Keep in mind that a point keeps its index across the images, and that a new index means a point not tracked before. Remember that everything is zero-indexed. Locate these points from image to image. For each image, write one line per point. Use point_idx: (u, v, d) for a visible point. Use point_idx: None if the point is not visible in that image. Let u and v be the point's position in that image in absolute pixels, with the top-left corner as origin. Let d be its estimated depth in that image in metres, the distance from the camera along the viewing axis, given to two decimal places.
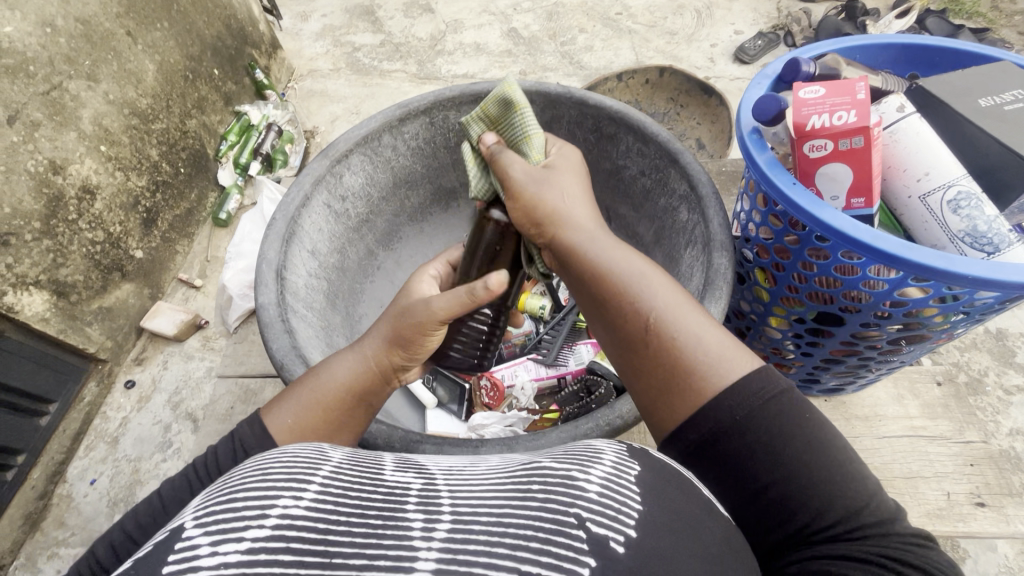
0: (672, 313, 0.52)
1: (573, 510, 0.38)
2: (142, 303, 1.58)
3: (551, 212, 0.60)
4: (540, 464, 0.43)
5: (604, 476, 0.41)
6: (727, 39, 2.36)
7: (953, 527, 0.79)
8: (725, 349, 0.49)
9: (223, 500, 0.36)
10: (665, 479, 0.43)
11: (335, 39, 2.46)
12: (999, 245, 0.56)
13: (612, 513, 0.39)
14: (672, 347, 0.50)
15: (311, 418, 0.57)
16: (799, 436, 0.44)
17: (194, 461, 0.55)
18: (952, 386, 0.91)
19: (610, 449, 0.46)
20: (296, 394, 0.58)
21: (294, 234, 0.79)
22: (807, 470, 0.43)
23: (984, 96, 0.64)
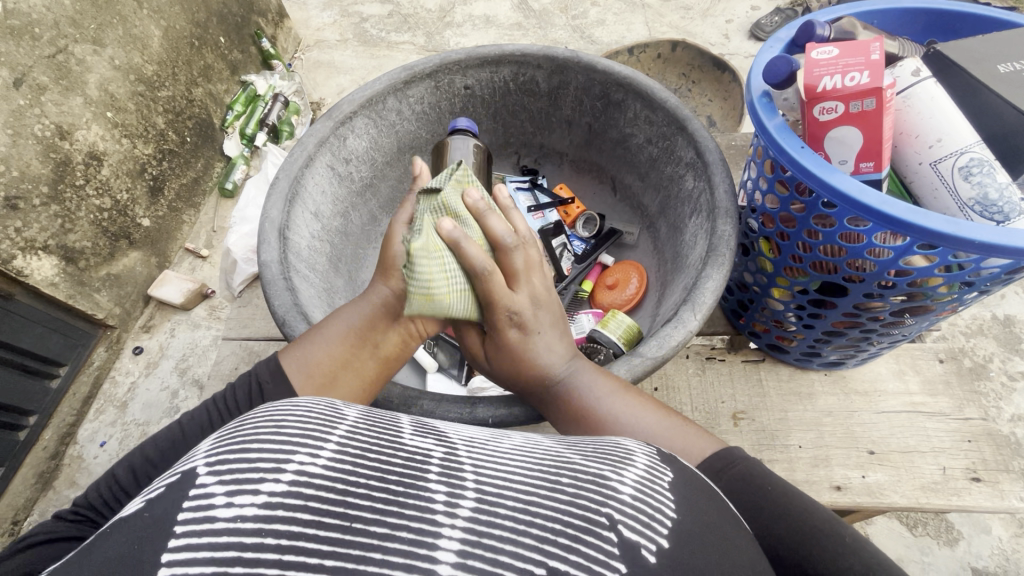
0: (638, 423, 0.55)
1: (605, 511, 0.39)
2: (150, 271, 1.59)
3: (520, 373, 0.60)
4: (569, 460, 0.44)
5: (637, 479, 0.42)
6: (743, 14, 2.31)
7: (947, 501, 0.79)
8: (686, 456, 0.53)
9: (236, 448, 0.37)
10: (695, 494, 0.44)
11: (343, 9, 2.42)
12: (1009, 214, 0.55)
13: (645, 519, 0.39)
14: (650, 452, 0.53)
15: (320, 354, 0.59)
16: (765, 504, 0.48)
17: (213, 397, 0.61)
18: (954, 364, 0.90)
19: (642, 451, 0.46)
20: (308, 335, 0.61)
21: (297, 195, 0.79)
22: (784, 537, 0.46)
23: (1003, 62, 0.62)
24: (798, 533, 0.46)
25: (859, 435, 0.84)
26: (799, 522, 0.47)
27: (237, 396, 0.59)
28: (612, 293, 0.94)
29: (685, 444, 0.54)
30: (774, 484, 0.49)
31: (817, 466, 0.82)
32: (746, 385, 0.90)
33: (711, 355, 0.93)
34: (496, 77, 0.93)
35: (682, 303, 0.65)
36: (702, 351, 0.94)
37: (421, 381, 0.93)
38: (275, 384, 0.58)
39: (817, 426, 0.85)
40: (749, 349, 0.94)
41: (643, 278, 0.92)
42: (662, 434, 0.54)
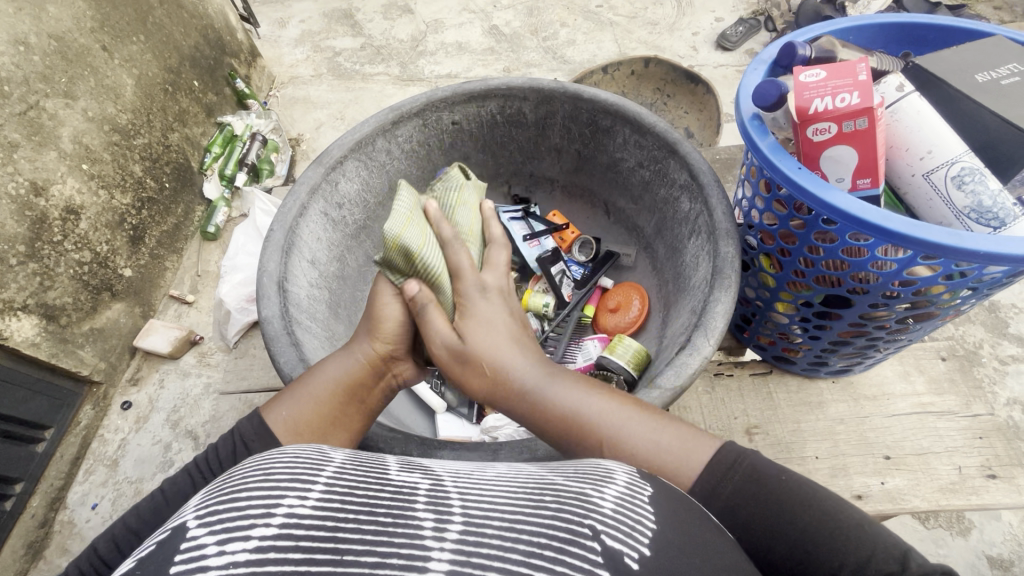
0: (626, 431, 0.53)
1: (587, 522, 0.39)
2: (134, 321, 1.56)
3: (478, 375, 0.57)
4: (552, 482, 0.44)
5: (617, 495, 0.42)
6: (708, 26, 2.39)
7: (967, 500, 0.79)
8: (674, 444, 0.52)
9: (227, 499, 0.37)
10: (676, 504, 0.44)
11: (315, 44, 2.44)
12: (1005, 219, 0.56)
13: (627, 528, 0.39)
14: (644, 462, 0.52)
15: (308, 412, 0.59)
16: (782, 498, 0.48)
17: (195, 457, 0.59)
18: (956, 361, 0.91)
19: (622, 471, 0.46)
20: (291, 391, 0.60)
21: (293, 244, 0.78)
22: (807, 530, 0.46)
23: (980, 72, 0.64)
24: (822, 524, 0.46)
25: (873, 441, 0.84)
26: (819, 513, 0.47)
27: (220, 455, 0.57)
28: (614, 316, 0.95)
29: (672, 432, 0.52)
30: (786, 475, 0.49)
31: (836, 476, 0.82)
32: (757, 399, 0.90)
33: (720, 371, 0.93)
34: (483, 111, 0.94)
35: (695, 328, 0.65)
36: (709, 368, 0.94)
37: (431, 425, 0.90)
38: (261, 443, 0.57)
39: (831, 435, 0.85)
40: (754, 362, 0.94)
41: (644, 299, 0.92)
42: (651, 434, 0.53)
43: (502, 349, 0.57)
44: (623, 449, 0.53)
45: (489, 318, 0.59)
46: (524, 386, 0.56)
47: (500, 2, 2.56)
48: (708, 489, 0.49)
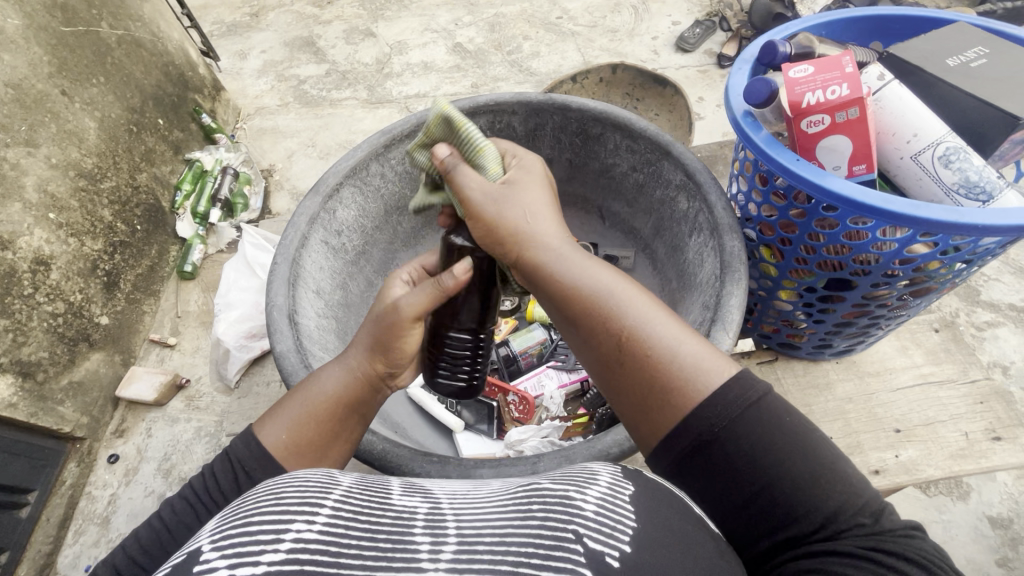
0: (646, 327, 0.51)
1: (571, 527, 0.39)
2: (115, 370, 1.50)
3: (514, 231, 0.58)
4: (539, 486, 0.44)
5: (600, 495, 0.42)
6: (667, 30, 2.46)
7: (977, 464, 0.82)
8: (700, 355, 0.48)
9: (239, 524, 0.37)
10: (659, 499, 0.44)
11: (279, 73, 2.42)
12: (991, 192, 0.60)
13: (608, 529, 0.40)
14: (651, 360, 0.49)
15: (306, 430, 0.58)
16: (780, 441, 0.44)
17: (194, 479, 0.58)
18: (949, 331, 0.95)
19: (605, 471, 0.46)
20: (287, 410, 0.59)
21: (298, 276, 0.77)
22: (793, 476, 0.44)
23: (950, 56, 0.67)
24: (811, 473, 0.44)
25: (882, 416, 0.87)
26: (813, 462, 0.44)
27: (223, 484, 0.56)
28: None
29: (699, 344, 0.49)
30: (791, 417, 0.46)
31: (853, 455, 0.84)
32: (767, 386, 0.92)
33: None
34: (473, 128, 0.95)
35: (711, 323, 0.66)
36: None
37: (450, 445, 0.88)
38: (263, 471, 0.56)
39: (842, 415, 0.88)
40: (760, 350, 0.96)
41: None
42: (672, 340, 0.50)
43: (535, 220, 0.59)
44: (636, 342, 0.50)
45: (527, 199, 0.61)
46: (559, 253, 0.56)
47: (461, 20, 2.59)
48: (718, 412, 0.45)
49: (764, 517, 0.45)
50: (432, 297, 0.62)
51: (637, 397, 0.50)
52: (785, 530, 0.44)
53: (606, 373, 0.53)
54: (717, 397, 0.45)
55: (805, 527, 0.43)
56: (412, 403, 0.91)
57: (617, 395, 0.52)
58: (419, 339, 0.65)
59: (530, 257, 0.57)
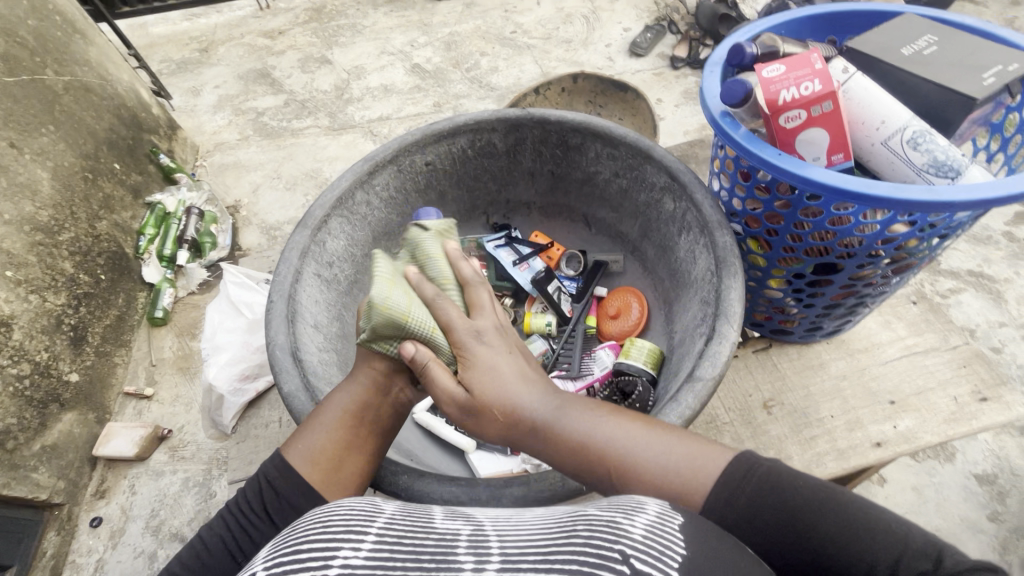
0: (639, 451, 0.56)
1: (617, 548, 0.43)
2: (89, 428, 1.43)
3: (502, 410, 0.57)
4: (583, 514, 0.49)
5: (647, 523, 0.46)
6: (618, 36, 2.53)
7: (970, 426, 0.85)
8: (689, 454, 0.54)
9: (294, 552, 0.44)
10: (708, 532, 0.47)
11: (236, 107, 2.39)
12: (958, 169, 0.64)
13: (656, 552, 0.43)
14: (662, 479, 0.54)
15: (320, 442, 0.62)
16: (802, 505, 0.50)
17: (235, 496, 0.63)
18: (926, 303, 0.99)
19: (654, 502, 0.50)
20: (304, 426, 0.63)
21: (296, 312, 0.76)
22: (829, 537, 0.49)
23: (904, 46, 0.72)
24: (844, 529, 0.49)
25: (876, 389, 0.90)
26: (842, 518, 0.49)
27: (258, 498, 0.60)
28: (617, 321, 0.97)
29: (685, 445, 0.55)
30: (804, 482, 0.52)
31: (854, 430, 0.87)
32: (765, 373, 0.95)
33: None
34: (454, 148, 0.96)
35: (715, 317, 0.68)
36: None
37: (463, 467, 0.87)
38: (288, 483, 0.60)
39: (839, 392, 0.91)
40: (754, 339, 0.99)
41: (643, 302, 0.95)
42: (667, 451, 0.55)
43: (509, 388, 0.57)
44: (639, 470, 0.55)
45: (493, 360, 0.58)
46: (544, 415, 0.57)
47: (417, 41, 2.61)
48: (728, 496, 0.52)
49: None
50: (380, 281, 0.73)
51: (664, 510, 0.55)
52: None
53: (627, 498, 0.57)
54: (719, 483, 0.52)
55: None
56: (420, 428, 0.91)
57: None
58: None
59: (524, 427, 0.57)
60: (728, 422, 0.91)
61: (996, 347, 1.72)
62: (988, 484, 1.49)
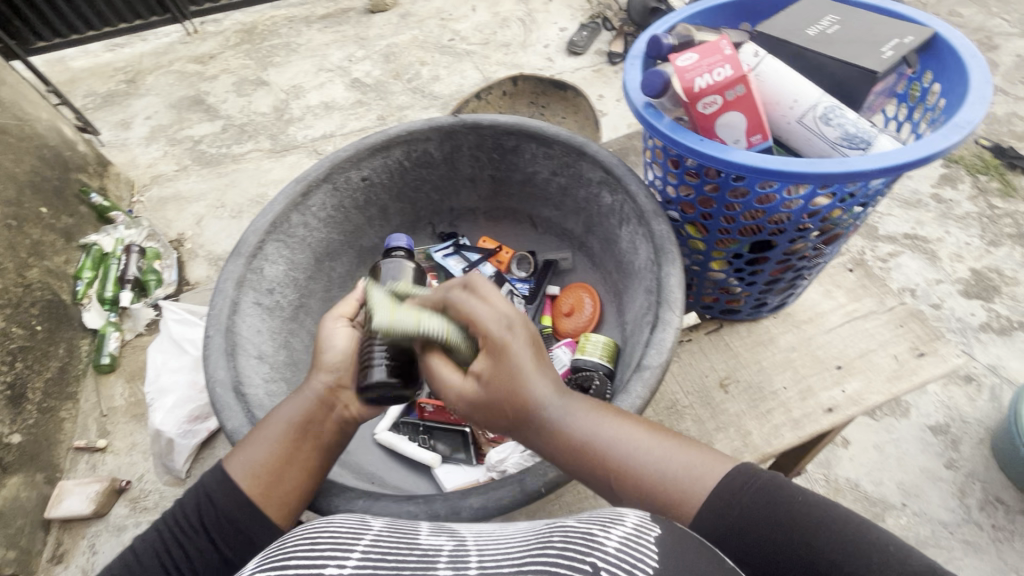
0: (646, 454, 0.58)
1: (588, 560, 0.44)
2: (39, 490, 1.34)
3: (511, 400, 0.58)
4: (564, 527, 0.51)
5: (623, 534, 0.47)
6: (555, 37, 2.57)
7: (911, 382, 0.89)
8: (696, 464, 0.57)
9: (280, 566, 0.47)
10: (686, 547, 0.47)
11: (170, 137, 2.30)
12: (868, 140, 0.67)
13: (628, 566, 0.44)
14: (663, 484, 0.56)
15: (262, 456, 0.62)
16: (799, 518, 0.51)
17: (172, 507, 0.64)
18: (861, 269, 1.04)
19: (633, 514, 0.51)
20: (247, 438, 0.63)
21: (236, 345, 0.73)
22: (824, 552, 0.49)
23: (809, 27, 0.75)
24: (843, 546, 0.49)
25: (823, 356, 0.94)
26: (843, 536, 0.50)
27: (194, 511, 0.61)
28: (571, 318, 0.97)
29: (694, 456, 0.58)
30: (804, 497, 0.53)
31: (806, 399, 0.90)
32: (718, 353, 0.96)
33: (679, 339, 0.99)
34: (389, 161, 0.94)
35: (658, 305, 0.69)
36: None
37: (430, 483, 0.85)
38: (224, 493, 0.61)
39: (789, 363, 0.94)
40: (705, 321, 1.00)
41: (595, 296, 0.96)
42: (672, 458, 0.58)
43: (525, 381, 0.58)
44: (641, 473, 0.57)
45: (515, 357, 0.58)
46: (555, 409, 0.59)
47: (355, 55, 2.57)
48: (727, 501, 0.54)
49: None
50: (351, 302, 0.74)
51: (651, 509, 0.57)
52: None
53: (620, 496, 0.58)
54: (720, 490, 0.55)
55: None
56: (382, 448, 0.88)
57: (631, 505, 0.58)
58: (347, 343, 0.69)
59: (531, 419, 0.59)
60: (688, 405, 0.92)
61: (936, 303, 1.82)
62: (942, 433, 1.57)
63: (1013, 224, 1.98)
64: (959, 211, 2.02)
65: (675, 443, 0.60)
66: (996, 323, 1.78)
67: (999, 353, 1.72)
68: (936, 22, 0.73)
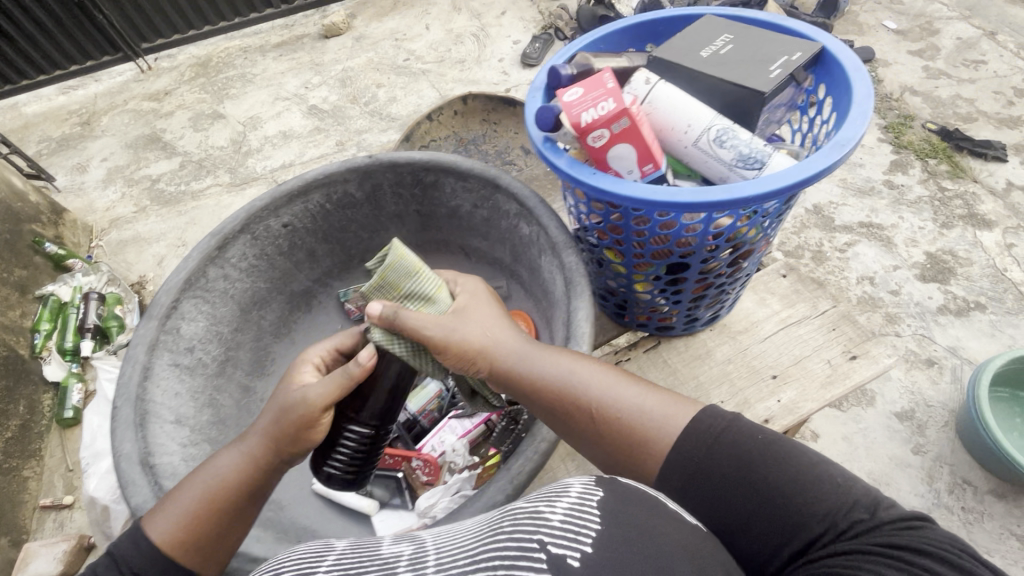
0: (611, 397, 0.67)
1: (536, 538, 0.47)
2: (2, 554, 1.32)
3: (481, 347, 0.70)
4: (514, 509, 0.52)
5: (567, 506, 0.50)
6: (509, 50, 2.58)
7: (845, 386, 0.90)
8: (661, 406, 0.65)
9: None
10: (629, 503, 0.51)
11: (127, 178, 2.26)
12: (762, 160, 0.67)
13: (572, 534, 0.47)
14: (627, 422, 0.65)
15: (204, 526, 0.61)
16: (757, 459, 0.58)
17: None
18: (795, 274, 1.04)
19: (579, 482, 0.54)
20: (183, 503, 0.62)
21: (148, 413, 0.71)
22: (777, 485, 0.56)
23: (703, 49, 0.75)
24: (793, 482, 0.56)
25: (759, 366, 0.94)
26: (795, 473, 0.57)
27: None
28: None
29: (660, 400, 0.66)
30: (764, 435, 0.60)
31: (744, 411, 0.90)
32: (657, 371, 0.96)
33: (619, 360, 0.98)
34: (310, 205, 0.93)
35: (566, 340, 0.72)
36: (609, 360, 0.99)
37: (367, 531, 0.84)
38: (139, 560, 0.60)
39: (726, 376, 0.94)
40: (644, 339, 1.00)
41: (530, 323, 0.95)
42: (636, 399, 0.66)
43: (492, 332, 0.71)
44: (607, 410, 0.66)
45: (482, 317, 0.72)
46: (524, 358, 0.70)
47: (311, 81, 2.56)
48: (695, 442, 0.61)
49: (772, 534, 0.55)
50: (340, 385, 0.65)
51: (620, 445, 0.66)
52: (792, 543, 0.54)
53: (596, 433, 0.67)
54: (690, 429, 0.62)
55: (814, 531, 0.53)
56: (321, 498, 0.86)
57: (603, 441, 0.67)
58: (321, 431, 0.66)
59: (501, 367, 0.70)
60: None
61: (895, 290, 1.84)
62: (908, 419, 1.58)
63: (964, 205, 2.00)
64: (911, 196, 2.04)
65: (645, 383, 0.69)
66: (954, 304, 1.80)
67: (958, 334, 1.74)
68: (824, 37, 0.74)
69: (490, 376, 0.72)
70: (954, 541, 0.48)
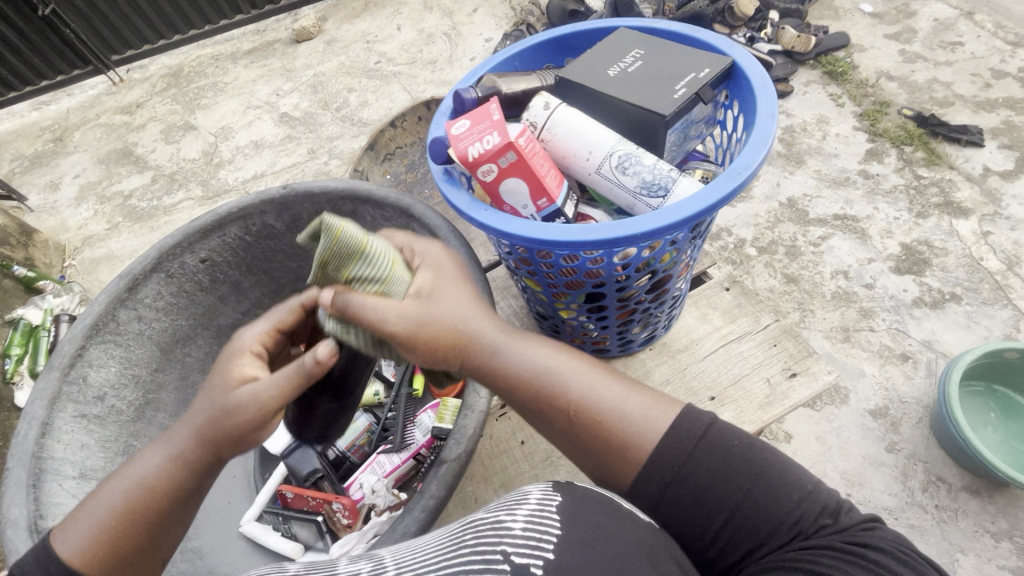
0: (592, 395, 0.65)
1: (499, 549, 0.50)
2: None
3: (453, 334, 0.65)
4: (474, 520, 0.55)
5: (527, 514, 0.53)
6: (481, 48, 2.52)
7: (783, 406, 0.87)
8: (644, 408, 0.63)
9: None
10: (588, 506, 0.55)
11: (100, 194, 2.23)
12: (667, 187, 0.65)
13: (534, 541, 0.50)
14: (607, 424, 0.63)
15: (132, 537, 0.59)
16: (730, 467, 0.59)
17: None
18: (738, 287, 1.01)
19: (539, 490, 0.57)
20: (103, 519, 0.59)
21: (44, 471, 0.69)
22: (757, 496, 0.58)
23: (611, 66, 0.72)
24: (769, 491, 0.58)
25: (696, 387, 0.91)
26: (768, 478, 0.59)
27: None
28: None
29: (645, 402, 0.64)
30: (739, 441, 0.61)
31: None
32: None
33: None
34: (228, 238, 0.90)
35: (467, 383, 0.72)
36: None
37: None
38: None
39: None
40: None
41: None
42: (617, 399, 0.64)
43: (465, 314, 0.66)
44: (586, 407, 0.64)
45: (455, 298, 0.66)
46: (499, 349, 0.66)
47: (282, 88, 2.51)
48: (677, 448, 0.60)
49: (741, 541, 0.58)
50: (288, 386, 0.59)
51: (599, 451, 0.64)
52: (760, 545, 0.57)
53: (572, 432, 0.65)
54: (672, 434, 0.61)
55: (781, 538, 0.57)
56: (248, 541, 0.87)
57: (578, 439, 0.65)
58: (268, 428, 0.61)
59: (474, 354, 0.66)
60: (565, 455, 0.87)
61: (869, 283, 1.79)
62: (882, 417, 1.55)
63: (940, 192, 1.95)
64: (887, 185, 1.99)
65: (627, 382, 0.66)
66: (929, 297, 1.76)
67: (933, 328, 1.70)
68: (736, 52, 0.71)
69: (460, 363, 0.67)
70: (904, 541, 0.54)
